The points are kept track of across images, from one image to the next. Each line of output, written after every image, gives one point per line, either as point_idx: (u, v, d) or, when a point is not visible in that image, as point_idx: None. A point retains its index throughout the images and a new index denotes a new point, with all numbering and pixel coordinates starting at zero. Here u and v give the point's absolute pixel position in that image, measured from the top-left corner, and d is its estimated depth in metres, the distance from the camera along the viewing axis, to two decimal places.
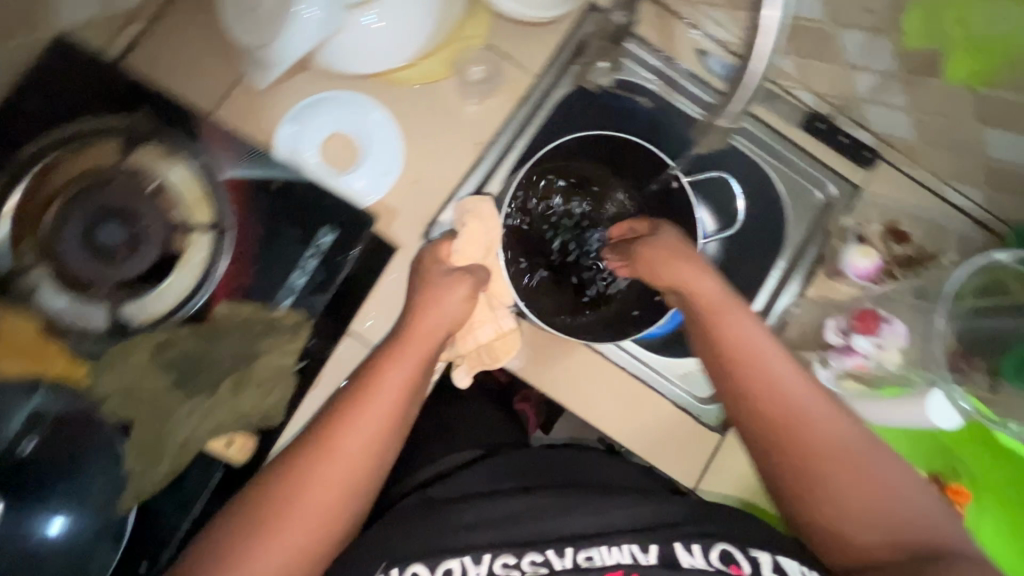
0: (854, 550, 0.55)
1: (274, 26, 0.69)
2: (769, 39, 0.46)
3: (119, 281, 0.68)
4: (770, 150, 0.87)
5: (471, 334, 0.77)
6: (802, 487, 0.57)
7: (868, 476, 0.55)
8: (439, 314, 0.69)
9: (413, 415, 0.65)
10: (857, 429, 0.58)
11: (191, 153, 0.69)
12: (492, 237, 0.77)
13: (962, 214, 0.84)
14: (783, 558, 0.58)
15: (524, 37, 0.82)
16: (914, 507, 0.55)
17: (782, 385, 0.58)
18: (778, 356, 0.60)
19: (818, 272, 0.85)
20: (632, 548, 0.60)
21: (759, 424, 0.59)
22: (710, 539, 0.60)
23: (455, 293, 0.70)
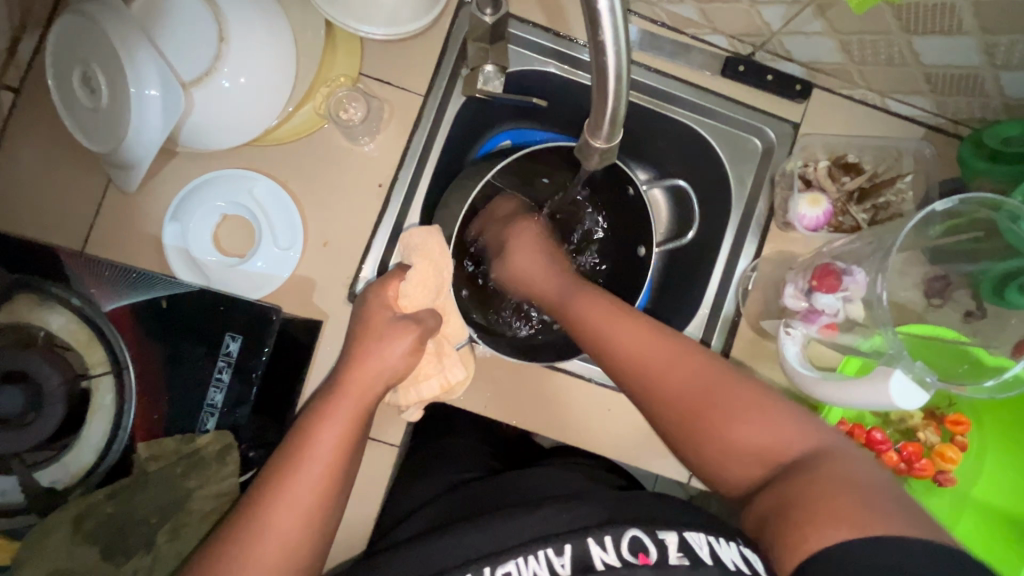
0: (729, 471, 0.53)
1: (118, 122, 0.62)
2: (614, 65, 0.38)
3: (19, 455, 0.57)
4: (695, 107, 0.80)
5: (415, 386, 0.69)
6: (674, 426, 0.56)
7: (721, 403, 0.54)
8: (377, 377, 0.61)
9: (354, 476, 0.57)
10: (706, 366, 0.57)
11: (67, 291, 0.59)
12: (444, 277, 0.69)
13: (902, 123, 0.78)
14: (689, 534, 0.53)
15: (400, 57, 0.74)
16: (772, 425, 0.52)
17: (625, 331, 0.60)
18: (624, 309, 0.62)
19: (771, 226, 0.79)
20: (548, 553, 0.53)
21: (620, 373, 0.60)
22: (618, 529, 0.53)
23: (401, 346, 0.64)
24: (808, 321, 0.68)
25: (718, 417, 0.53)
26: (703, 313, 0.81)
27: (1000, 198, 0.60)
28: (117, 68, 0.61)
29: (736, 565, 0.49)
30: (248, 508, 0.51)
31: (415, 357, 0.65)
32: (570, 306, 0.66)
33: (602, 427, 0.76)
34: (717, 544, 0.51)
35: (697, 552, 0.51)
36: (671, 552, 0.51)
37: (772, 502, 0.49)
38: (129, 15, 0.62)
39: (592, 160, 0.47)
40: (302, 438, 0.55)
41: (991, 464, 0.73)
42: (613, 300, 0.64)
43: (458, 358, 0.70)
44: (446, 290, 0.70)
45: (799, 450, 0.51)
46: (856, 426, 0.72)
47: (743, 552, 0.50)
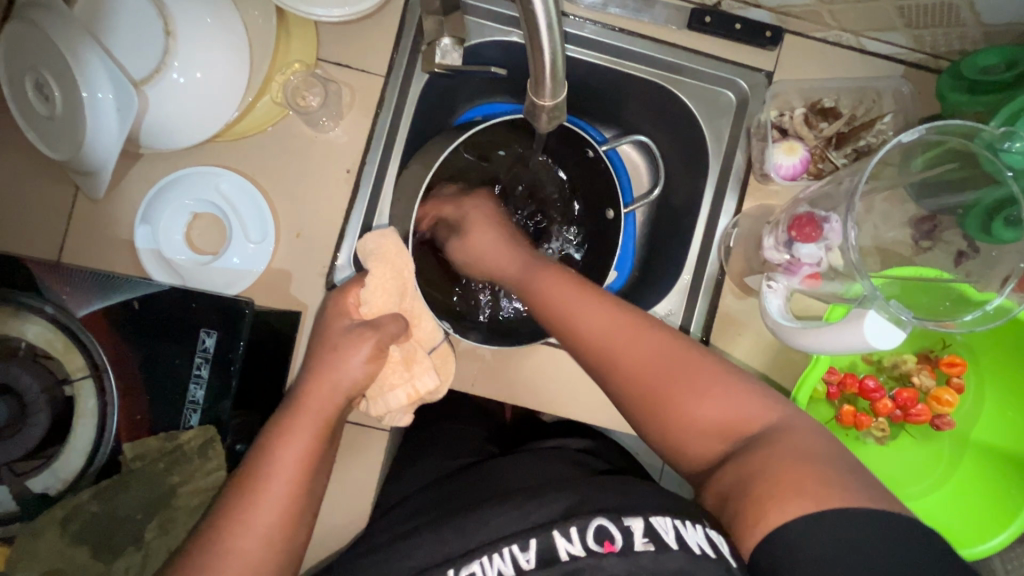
0: (697, 457, 0.52)
1: (73, 128, 0.62)
2: (542, 19, 0.36)
3: (9, 464, 0.59)
4: (663, 64, 0.77)
5: (382, 396, 0.68)
6: (637, 411, 0.55)
7: (684, 380, 0.53)
8: (338, 395, 0.62)
9: (318, 489, 0.60)
10: (660, 350, 0.55)
11: (39, 299, 0.60)
12: (405, 279, 0.68)
13: (881, 64, 0.75)
14: (655, 519, 0.52)
15: (356, 37, 0.72)
16: (732, 400, 0.52)
17: (591, 314, 0.58)
18: (584, 299, 0.60)
19: (750, 180, 0.77)
20: (513, 550, 0.53)
21: (583, 351, 0.58)
22: (585, 520, 0.53)
23: (360, 355, 0.63)
24: (790, 273, 0.67)
25: (681, 393, 0.52)
26: (686, 276, 0.79)
27: (978, 125, 0.58)
28: (66, 73, 0.60)
29: (701, 549, 0.48)
30: (215, 526, 0.54)
31: (376, 364, 0.64)
32: (531, 285, 0.65)
33: (589, 397, 0.76)
34: (683, 527, 0.51)
35: (662, 538, 0.50)
36: (636, 538, 0.51)
37: (734, 478, 0.48)
38: (71, 17, 0.61)
39: (542, 121, 0.46)
40: (264, 461, 0.57)
41: (991, 405, 0.71)
42: (576, 278, 0.63)
43: (428, 366, 0.69)
44: (410, 294, 0.69)
45: (763, 424, 0.51)
46: (848, 376, 0.71)
47: (709, 535, 0.49)
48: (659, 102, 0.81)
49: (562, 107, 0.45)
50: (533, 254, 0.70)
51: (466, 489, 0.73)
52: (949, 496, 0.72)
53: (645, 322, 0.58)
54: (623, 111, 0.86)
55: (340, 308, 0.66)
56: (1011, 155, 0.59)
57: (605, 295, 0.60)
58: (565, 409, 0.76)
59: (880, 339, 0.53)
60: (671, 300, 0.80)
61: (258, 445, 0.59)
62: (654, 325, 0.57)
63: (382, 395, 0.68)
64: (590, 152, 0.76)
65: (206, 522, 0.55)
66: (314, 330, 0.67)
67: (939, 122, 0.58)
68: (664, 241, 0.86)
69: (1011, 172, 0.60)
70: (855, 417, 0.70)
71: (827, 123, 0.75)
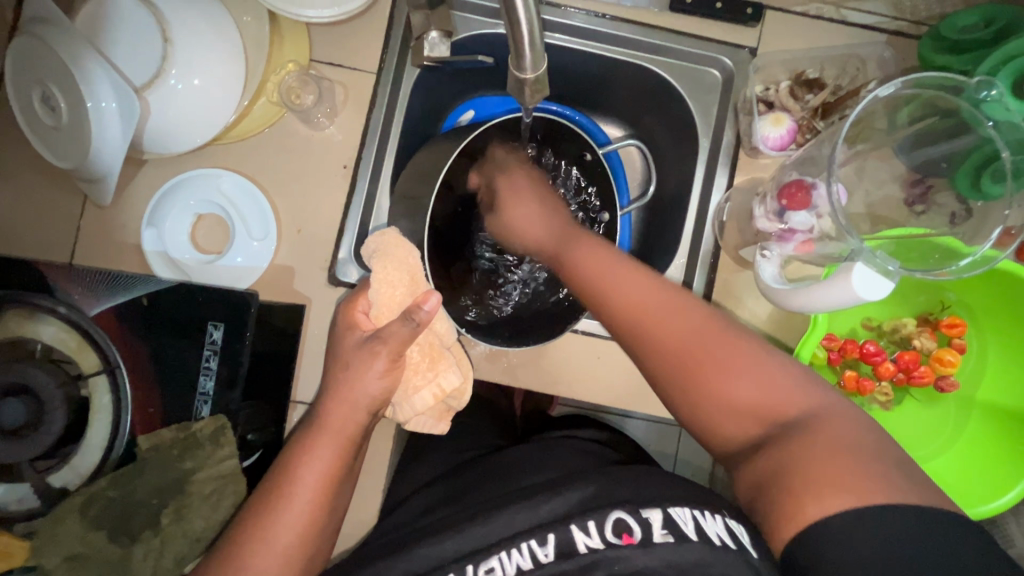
0: (732, 444, 0.53)
1: (81, 136, 0.64)
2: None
3: (31, 461, 0.62)
4: (649, 46, 0.79)
5: (408, 399, 0.65)
6: (668, 379, 0.55)
7: (719, 354, 0.53)
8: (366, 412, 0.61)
9: (342, 499, 0.61)
10: (689, 329, 0.55)
11: (53, 300, 0.63)
12: (412, 269, 0.65)
13: (863, 33, 0.76)
14: (673, 509, 0.52)
15: (346, 37, 0.75)
16: (772, 383, 0.52)
17: (632, 286, 0.59)
18: (637, 281, 0.59)
19: (740, 155, 0.79)
20: (531, 544, 0.54)
21: (619, 321, 0.59)
22: (601, 515, 0.53)
23: (375, 370, 0.59)
24: (783, 241, 0.67)
25: (713, 369, 0.53)
26: (683, 254, 0.80)
27: (954, 77, 0.61)
28: (71, 84, 0.63)
29: (721, 540, 0.48)
30: (239, 534, 0.56)
31: (393, 375, 0.61)
32: (566, 254, 0.65)
33: (592, 378, 0.77)
34: (702, 518, 0.51)
35: (680, 529, 0.50)
36: (655, 530, 0.50)
37: (770, 466, 0.48)
38: (74, 30, 0.63)
39: (526, 95, 0.48)
40: (284, 481, 0.57)
41: (993, 362, 0.72)
42: (615, 253, 0.63)
43: (452, 362, 0.66)
44: (422, 282, 0.65)
45: (802, 410, 0.50)
46: (848, 342, 0.71)
47: (728, 525, 0.50)
48: (646, 83, 0.83)
49: (545, 79, 0.47)
50: (573, 225, 0.69)
51: (478, 478, 0.74)
52: (959, 459, 0.71)
53: (688, 298, 0.58)
54: (615, 94, 0.88)
55: (350, 321, 0.63)
56: (988, 104, 0.62)
57: (655, 280, 0.59)
58: (570, 390, 0.77)
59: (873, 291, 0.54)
60: (669, 279, 0.80)
61: (281, 463, 0.59)
62: (695, 302, 0.57)
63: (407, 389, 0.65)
64: (589, 155, 0.78)
65: (234, 526, 0.58)
66: (330, 348, 0.66)
67: (911, 77, 0.60)
68: (661, 223, 0.87)
69: (992, 121, 0.62)
70: (858, 382, 0.71)
71: (812, 94, 0.76)
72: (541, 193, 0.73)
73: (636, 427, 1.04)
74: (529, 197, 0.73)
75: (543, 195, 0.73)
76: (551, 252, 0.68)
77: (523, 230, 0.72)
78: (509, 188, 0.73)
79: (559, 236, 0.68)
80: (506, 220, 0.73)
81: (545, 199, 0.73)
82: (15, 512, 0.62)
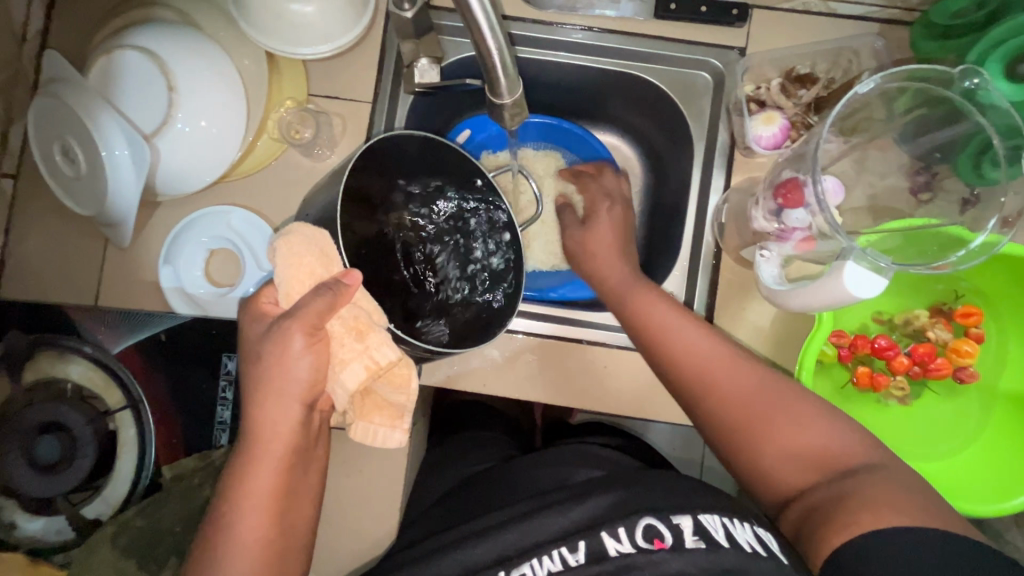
0: (785, 494, 0.53)
1: (98, 184, 0.68)
2: (485, 20, 0.39)
3: (67, 495, 0.66)
4: (637, 55, 0.80)
5: (337, 382, 0.56)
6: (726, 434, 0.56)
7: (780, 406, 0.55)
8: (299, 423, 0.55)
9: (308, 495, 0.58)
10: (747, 381, 0.57)
11: (81, 342, 0.69)
12: (324, 248, 0.58)
13: (854, 24, 0.75)
14: (704, 517, 0.52)
15: (341, 70, 0.78)
16: (830, 432, 0.53)
17: (692, 339, 0.61)
18: (696, 336, 0.61)
19: (735, 155, 0.78)
20: (562, 551, 0.54)
21: (680, 373, 0.60)
22: (631, 520, 0.53)
23: (293, 348, 0.52)
24: (782, 240, 0.67)
25: (773, 418, 0.54)
26: (685, 257, 0.80)
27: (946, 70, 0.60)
28: (87, 137, 0.66)
29: (752, 546, 0.49)
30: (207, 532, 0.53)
31: (316, 350, 0.53)
32: (630, 306, 0.67)
33: (598, 387, 0.78)
34: (731, 526, 0.51)
35: (711, 535, 0.50)
36: (687, 536, 0.51)
37: (817, 494, 0.50)
38: (87, 86, 0.67)
39: (507, 118, 0.49)
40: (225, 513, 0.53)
41: (1015, 351, 0.70)
42: (678, 306, 0.65)
43: (384, 334, 0.57)
44: (337, 260, 0.58)
45: (857, 458, 0.51)
46: (858, 338, 0.70)
47: (757, 533, 0.51)
48: (637, 90, 0.84)
49: (522, 97, 0.48)
50: (642, 279, 0.70)
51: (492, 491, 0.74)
52: (986, 453, 0.69)
53: (742, 351, 0.60)
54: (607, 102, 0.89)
55: (257, 312, 0.57)
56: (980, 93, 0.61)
57: (713, 334, 0.61)
58: (579, 399, 0.77)
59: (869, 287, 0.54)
60: (672, 284, 0.80)
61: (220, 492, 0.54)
62: (749, 355, 0.60)
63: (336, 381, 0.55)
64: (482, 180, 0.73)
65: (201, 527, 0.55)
66: (239, 350, 0.58)
67: (891, 72, 0.58)
68: (663, 227, 0.87)
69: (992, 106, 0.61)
70: (872, 378, 0.69)
71: (805, 89, 0.76)
72: (622, 245, 0.75)
73: (657, 432, 1.03)
74: (607, 246, 0.74)
75: (625, 232, 0.78)
76: (614, 304, 0.70)
77: (600, 279, 0.74)
78: (597, 235, 0.76)
79: (626, 286, 0.70)
80: (595, 264, 0.74)
81: (626, 258, 0.74)
82: (53, 544, 0.66)
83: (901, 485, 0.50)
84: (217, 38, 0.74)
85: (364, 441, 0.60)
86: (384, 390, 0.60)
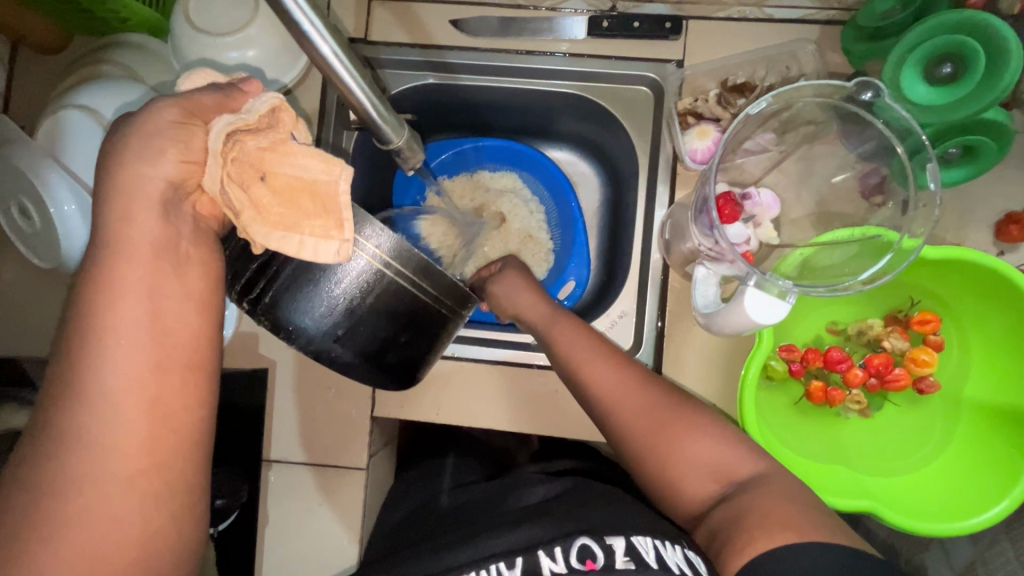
0: (698, 512, 0.54)
1: (53, 238, 0.71)
2: (342, 72, 0.42)
3: None
4: (575, 74, 0.80)
5: (210, 144, 0.40)
6: (638, 457, 0.57)
7: (682, 425, 0.56)
8: (163, 217, 0.40)
9: (173, 400, 0.40)
10: (649, 407, 0.57)
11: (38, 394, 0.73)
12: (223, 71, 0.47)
13: (794, 27, 0.73)
14: (636, 537, 0.51)
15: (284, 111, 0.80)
16: (730, 445, 0.55)
17: (599, 368, 0.60)
18: (603, 368, 0.60)
19: (678, 169, 0.77)
20: (499, 567, 0.53)
21: (592, 404, 0.60)
22: (568, 539, 0.52)
23: (162, 126, 0.40)
24: (718, 259, 0.66)
25: (678, 438, 0.55)
26: (635, 274, 0.79)
27: (845, 84, 0.60)
28: (36, 195, 0.69)
29: (680, 569, 0.48)
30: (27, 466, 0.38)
31: (187, 131, 0.41)
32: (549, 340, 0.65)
33: (549, 410, 0.78)
34: (662, 547, 0.50)
35: (642, 557, 0.49)
36: (617, 557, 0.50)
37: (724, 516, 0.51)
38: (35, 146, 0.70)
39: (404, 157, 0.53)
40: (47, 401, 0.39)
41: (976, 356, 0.67)
42: (588, 333, 0.64)
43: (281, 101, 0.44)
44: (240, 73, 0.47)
45: (751, 471, 0.53)
46: (810, 351, 0.67)
47: (687, 556, 0.50)
48: (578, 108, 0.84)
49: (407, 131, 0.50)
50: (558, 305, 0.69)
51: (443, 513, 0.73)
52: (953, 463, 0.66)
53: (643, 375, 0.60)
54: (559, 122, 0.89)
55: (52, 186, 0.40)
56: (879, 106, 0.61)
57: (618, 359, 0.61)
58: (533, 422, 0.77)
59: (763, 311, 0.56)
60: (624, 301, 0.78)
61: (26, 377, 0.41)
62: (652, 380, 0.60)
63: (217, 157, 0.40)
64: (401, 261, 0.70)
65: None
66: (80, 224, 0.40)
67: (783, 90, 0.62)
68: (618, 242, 0.86)
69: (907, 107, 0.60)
70: (826, 392, 0.67)
71: (744, 98, 0.75)
72: (529, 277, 0.73)
73: None
74: (519, 279, 0.73)
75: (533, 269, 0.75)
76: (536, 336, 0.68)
77: (510, 311, 0.72)
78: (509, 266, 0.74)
79: (542, 313, 0.68)
80: (504, 300, 0.72)
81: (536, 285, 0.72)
82: None
83: (810, 509, 0.49)
84: (158, 89, 0.77)
85: (291, 253, 0.43)
86: (302, 173, 0.43)
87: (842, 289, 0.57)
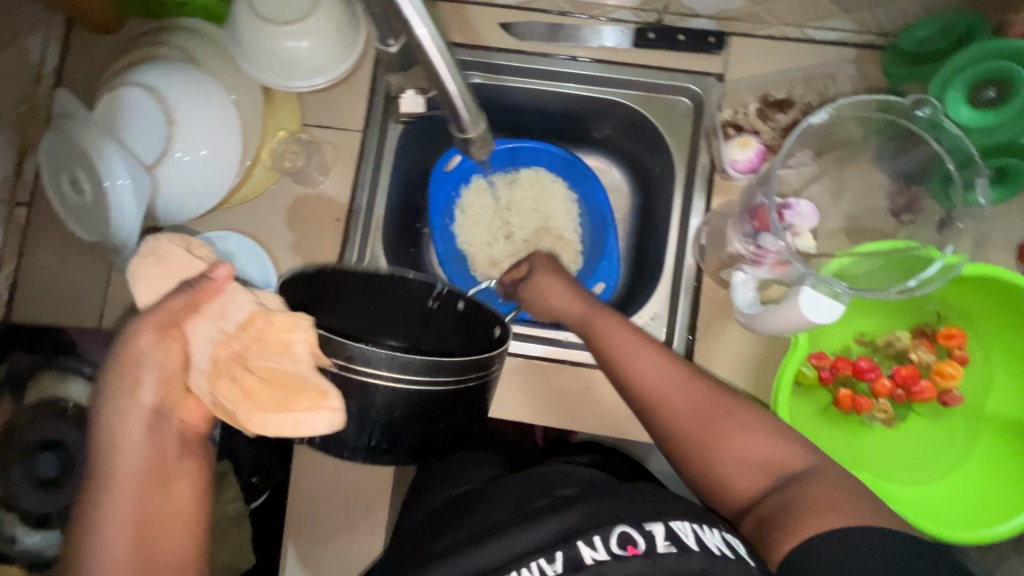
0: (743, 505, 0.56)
1: (102, 212, 0.72)
2: (437, 56, 0.44)
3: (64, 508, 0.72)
4: (618, 81, 0.82)
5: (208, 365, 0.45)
6: (684, 451, 0.58)
7: (731, 423, 0.57)
8: (153, 417, 0.46)
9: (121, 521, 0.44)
10: (700, 404, 0.58)
11: (78, 364, 0.75)
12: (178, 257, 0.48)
13: (833, 49, 0.77)
14: (675, 522, 0.51)
15: (333, 101, 0.83)
16: (778, 442, 0.56)
17: (649, 365, 0.61)
18: (654, 364, 0.61)
19: (715, 179, 0.80)
20: (539, 562, 0.52)
21: (639, 398, 0.61)
22: (606, 527, 0.51)
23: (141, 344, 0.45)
24: (757, 263, 0.69)
25: (729, 435, 0.56)
26: (668, 278, 0.81)
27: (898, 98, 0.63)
28: (91, 168, 0.70)
29: (720, 549, 0.49)
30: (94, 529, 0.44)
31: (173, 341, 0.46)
32: (593, 336, 0.66)
33: (579, 406, 0.79)
34: (701, 530, 0.50)
35: (683, 540, 0.49)
36: (658, 541, 0.49)
37: (773, 505, 0.53)
38: (93, 121, 0.71)
39: (476, 147, 0.56)
40: (95, 477, 0.45)
41: (1001, 371, 0.69)
42: (635, 330, 0.65)
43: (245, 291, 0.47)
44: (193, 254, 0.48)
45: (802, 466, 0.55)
46: (839, 359, 0.70)
47: (726, 538, 0.50)
48: (618, 114, 0.87)
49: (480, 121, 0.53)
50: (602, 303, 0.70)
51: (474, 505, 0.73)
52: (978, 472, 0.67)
53: (691, 370, 0.61)
54: (596, 128, 0.92)
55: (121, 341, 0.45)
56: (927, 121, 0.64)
57: (669, 355, 0.62)
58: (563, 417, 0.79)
59: (819, 312, 0.61)
60: (656, 304, 0.80)
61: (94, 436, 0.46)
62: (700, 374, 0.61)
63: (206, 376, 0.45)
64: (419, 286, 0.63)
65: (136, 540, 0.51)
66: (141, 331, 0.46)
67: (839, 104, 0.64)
68: (649, 247, 0.88)
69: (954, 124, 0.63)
70: (854, 400, 0.68)
71: (782, 113, 0.77)
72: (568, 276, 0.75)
73: None
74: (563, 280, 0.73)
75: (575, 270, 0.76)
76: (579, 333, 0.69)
77: (550, 308, 0.73)
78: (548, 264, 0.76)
79: (586, 310, 0.69)
80: (547, 298, 0.73)
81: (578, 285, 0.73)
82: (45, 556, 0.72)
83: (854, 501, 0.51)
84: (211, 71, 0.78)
85: (288, 433, 0.43)
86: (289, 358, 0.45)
87: (883, 294, 0.60)
